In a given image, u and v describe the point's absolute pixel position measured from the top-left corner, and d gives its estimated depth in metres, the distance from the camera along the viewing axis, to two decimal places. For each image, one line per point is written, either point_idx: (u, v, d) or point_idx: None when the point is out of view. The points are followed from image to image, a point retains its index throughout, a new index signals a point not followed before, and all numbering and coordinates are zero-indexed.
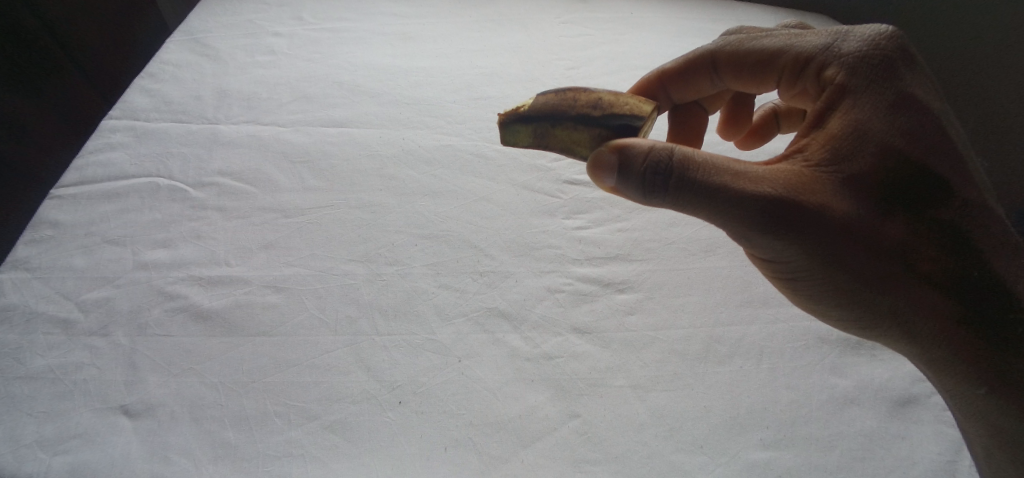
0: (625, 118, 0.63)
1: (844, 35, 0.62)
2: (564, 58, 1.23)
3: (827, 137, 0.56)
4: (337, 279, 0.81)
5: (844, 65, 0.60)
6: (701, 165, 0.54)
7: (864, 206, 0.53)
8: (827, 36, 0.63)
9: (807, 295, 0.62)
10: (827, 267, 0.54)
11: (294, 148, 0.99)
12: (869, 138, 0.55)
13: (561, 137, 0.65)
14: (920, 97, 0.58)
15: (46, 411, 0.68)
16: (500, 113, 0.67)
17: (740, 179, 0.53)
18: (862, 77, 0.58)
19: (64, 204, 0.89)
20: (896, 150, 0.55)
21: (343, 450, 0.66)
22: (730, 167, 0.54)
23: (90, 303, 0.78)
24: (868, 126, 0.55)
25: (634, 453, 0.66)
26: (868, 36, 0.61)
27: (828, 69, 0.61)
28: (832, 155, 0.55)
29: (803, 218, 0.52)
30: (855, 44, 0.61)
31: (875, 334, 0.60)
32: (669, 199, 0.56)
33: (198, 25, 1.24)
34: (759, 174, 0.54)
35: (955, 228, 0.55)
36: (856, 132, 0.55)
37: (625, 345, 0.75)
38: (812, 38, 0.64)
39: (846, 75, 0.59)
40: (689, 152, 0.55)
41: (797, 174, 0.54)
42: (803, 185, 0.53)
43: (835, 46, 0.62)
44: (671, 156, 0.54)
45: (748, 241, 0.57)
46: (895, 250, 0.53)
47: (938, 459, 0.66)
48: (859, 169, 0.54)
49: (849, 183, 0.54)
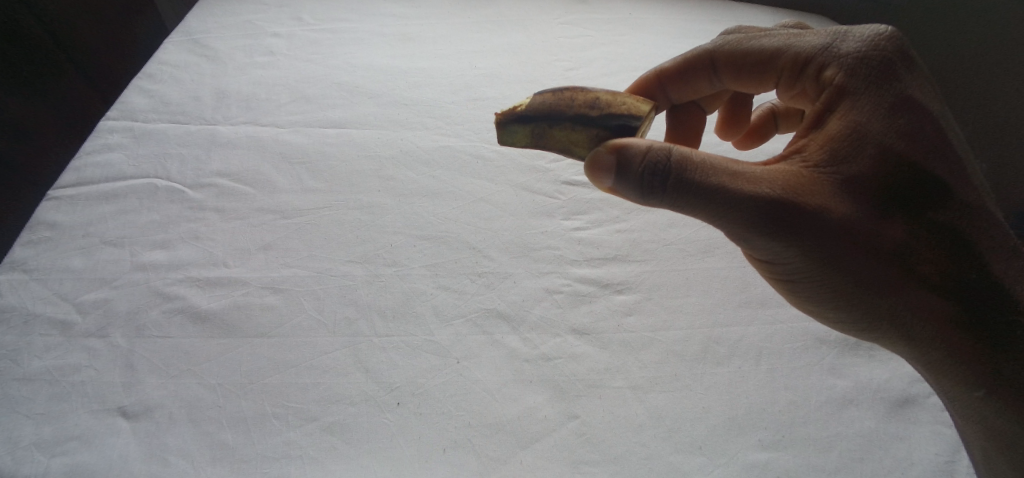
0: (623, 118, 0.63)
1: (844, 35, 0.62)
2: (563, 59, 1.23)
3: (825, 138, 0.56)
4: (336, 280, 0.81)
5: (843, 66, 0.60)
6: (700, 165, 0.54)
7: (863, 207, 0.53)
8: (827, 36, 0.63)
9: (805, 296, 0.62)
10: (825, 268, 0.54)
11: (294, 149, 0.99)
12: (867, 139, 0.55)
13: (559, 138, 0.65)
14: (919, 98, 0.58)
15: (44, 412, 0.68)
16: (498, 112, 0.68)
17: (739, 180, 0.53)
18: (861, 78, 0.58)
19: (62, 205, 0.88)
20: (895, 151, 0.55)
21: (343, 451, 0.66)
22: (728, 167, 0.54)
23: (88, 304, 0.78)
24: (867, 127, 0.56)
25: (633, 454, 0.67)
26: (868, 36, 0.61)
27: (827, 70, 0.61)
28: (830, 156, 0.55)
29: (801, 219, 0.52)
30: (855, 44, 0.61)
31: (873, 336, 0.60)
32: (667, 200, 0.56)
33: (198, 25, 1.24)
34: (757, 175, 0.54)
35: (954, 229, 0.55)
36: (854, 133, 0.55)
37: (624, 346, 0.75)
38: (811, 38, 0.64)
39: (846, 75, 0.59)
40: (688, 153, 0.55)
41: (795, 175, 0.54)
42: (801, 186, 0.53)
43: (835, 46, 0.62)
44: (670, 157, 0.55)
45: (746, 241, 0.57)
46: (894, 251, 0.53)
47: (937, 459, 0.66)
48: (858, 171, 0.54)
49: (847, 184, 0.54)
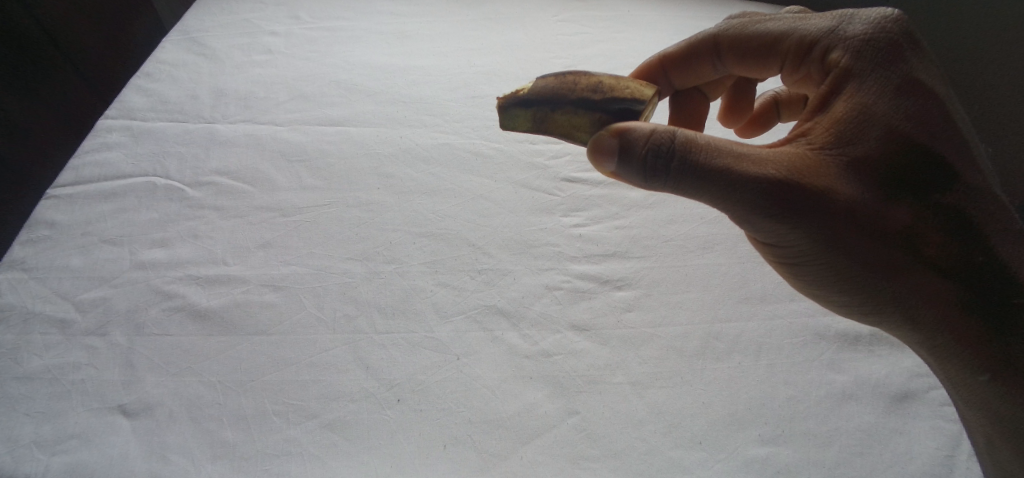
0: (626, 102, 0.62)
1: (849, 18, 0.62)
2: (562, 56, 1.23)
3: (831, 121, 0.56)
4: (335, 278, 0.81)
5: (848, 49, 0.60)
6: (704, 147, 0.54)
7: (868, 189, 0.53)
8: (831, 20, 0.64)
9: (809, 280, 0.62)
10: (830, 251, 0.55)
11: (293, 147, 0.99)
12: (872, 122, 0.55)
13: (560, 121, 0.65)
14: (924, 81, 0.58)
15: (43, 411, 0.68)
16: (501, 97, 0.68)
17: (743, 162, 0.53)
18: (867, 60, 0.58)
19: (60, 204, 0.88)
20: (900, 134, 0.55)
21: (343, 448, 0.66)
22: (733, 150, 0.54)
23: (87, 303, 0.78)
24: (873, 109, 0.56)
25: (634, 450, 0.67)
26: (874, 19, 0.61)
27: (833, 52, 0.61)
28: (835, 139, 0.55)
29: (806, 200, 0.53)
30: (860, 27, 0.61)
31: (876, 320, 0.61)
32: (671, 183, 0.56)
33: (195, 24, 1.24)
34: (762, 157, 0.54)
35: (960, 212, 0.55)
36: (860, 116, 0.55)
37: (624, 342, 0.75)
38: (816, 22, 0.65)
39: (852, 58, 0.59)
40: (691, 136, 0.55)
41: (800, 157, 0.54)
42: (806, 168, 0.53)
43: (840, 30, 0.62)
44: (673, 140, 0.55)
45: (750, 225, 0.57)
46: (898, 233, 0.54)
47: (937, 453, 0.67)
48: (863, 152, 0.54)
49: (853, 166, 0.54)
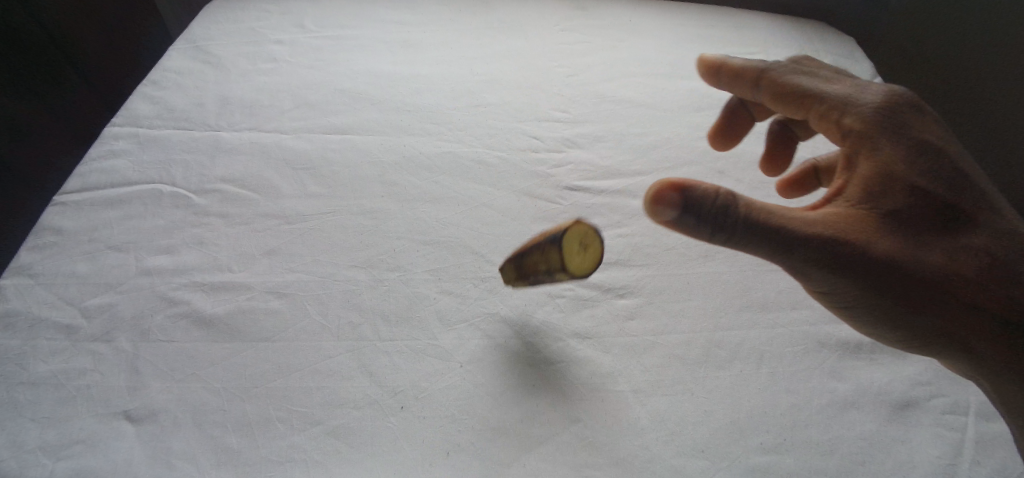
0: None
1: (861, 89, 0.66)
2: (564, 65, 1.24)
3: (863, 180, 0.58)
4: (339, 284, 0.82)
5: (862, 115, 0.63)
6: (757, 209, 0.54)
7: (912, 242, 0.55)
8: (847, 87, 0.67)
9: (863, 321, 0.62)
10: (881, 297, 0.56)
11: (296, 155, 1.00)
12: (905, 178, 0.57)
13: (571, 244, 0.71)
14: (935, 140, 0.61)
15: (49, 416, 0.68)
16: None
17: (794, 224, 0.54)
18: (882, 123, 0.61)
19: (67, 210, 0.89)
20: (931, 188, 0.57)
21: (346, 455, 0.65)
22: (780, 211, 0.55)
23: (93, 309, 0.78)
24: (900, 167, 0.58)
25: (636, 458, 0.66)
26: (882, 91, 0.65)
27: (847, 117, 0.64)
28: (878, 193, 0.56)
29: (851, 256, 0.54)
30: (872, 96, 0.64)
31: (925, 351, 0.62)
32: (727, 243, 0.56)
33: (201, 32, 1.25)
34: (810, 218, 0.55)
35: (992, 250, 0.57)
36: (891, 174, 0.57)
37: (627, 350, 0.76)
38: (831, 88, 0.68)
39: (867, 122, 0.62)
40: (743, 198, 0.55)
41: (846, 218, 0.56)
42: (854, 227, 0.55)
43: (855, 97, 0.65)
44: (729, 200, 0.54)
45: (803, 276, 0.57)
46: (943, 277, 0.55)
47: (939, 461, 0.66)
48: (902, 207, 0.56)
49: (898, 221, 0.55)
